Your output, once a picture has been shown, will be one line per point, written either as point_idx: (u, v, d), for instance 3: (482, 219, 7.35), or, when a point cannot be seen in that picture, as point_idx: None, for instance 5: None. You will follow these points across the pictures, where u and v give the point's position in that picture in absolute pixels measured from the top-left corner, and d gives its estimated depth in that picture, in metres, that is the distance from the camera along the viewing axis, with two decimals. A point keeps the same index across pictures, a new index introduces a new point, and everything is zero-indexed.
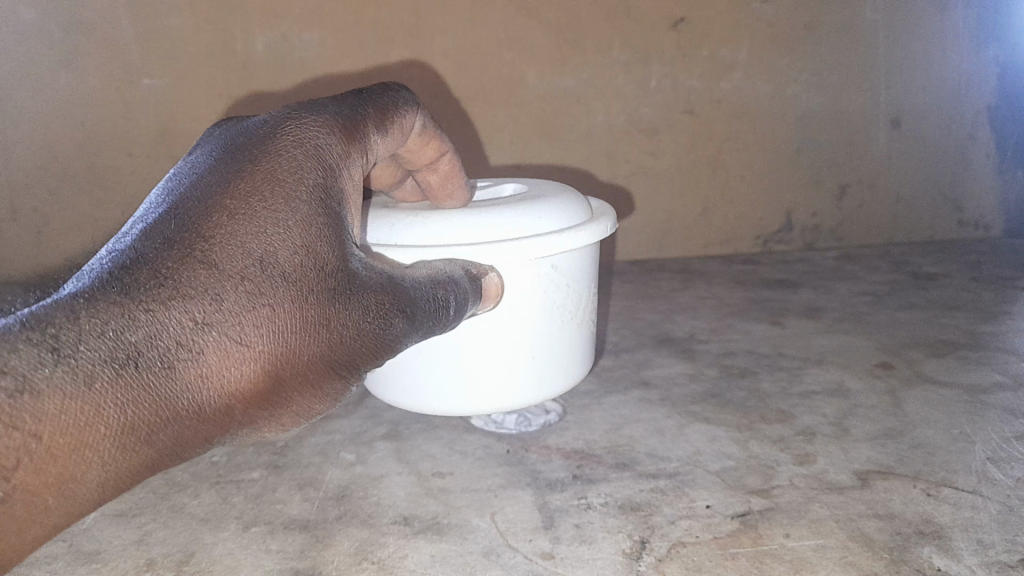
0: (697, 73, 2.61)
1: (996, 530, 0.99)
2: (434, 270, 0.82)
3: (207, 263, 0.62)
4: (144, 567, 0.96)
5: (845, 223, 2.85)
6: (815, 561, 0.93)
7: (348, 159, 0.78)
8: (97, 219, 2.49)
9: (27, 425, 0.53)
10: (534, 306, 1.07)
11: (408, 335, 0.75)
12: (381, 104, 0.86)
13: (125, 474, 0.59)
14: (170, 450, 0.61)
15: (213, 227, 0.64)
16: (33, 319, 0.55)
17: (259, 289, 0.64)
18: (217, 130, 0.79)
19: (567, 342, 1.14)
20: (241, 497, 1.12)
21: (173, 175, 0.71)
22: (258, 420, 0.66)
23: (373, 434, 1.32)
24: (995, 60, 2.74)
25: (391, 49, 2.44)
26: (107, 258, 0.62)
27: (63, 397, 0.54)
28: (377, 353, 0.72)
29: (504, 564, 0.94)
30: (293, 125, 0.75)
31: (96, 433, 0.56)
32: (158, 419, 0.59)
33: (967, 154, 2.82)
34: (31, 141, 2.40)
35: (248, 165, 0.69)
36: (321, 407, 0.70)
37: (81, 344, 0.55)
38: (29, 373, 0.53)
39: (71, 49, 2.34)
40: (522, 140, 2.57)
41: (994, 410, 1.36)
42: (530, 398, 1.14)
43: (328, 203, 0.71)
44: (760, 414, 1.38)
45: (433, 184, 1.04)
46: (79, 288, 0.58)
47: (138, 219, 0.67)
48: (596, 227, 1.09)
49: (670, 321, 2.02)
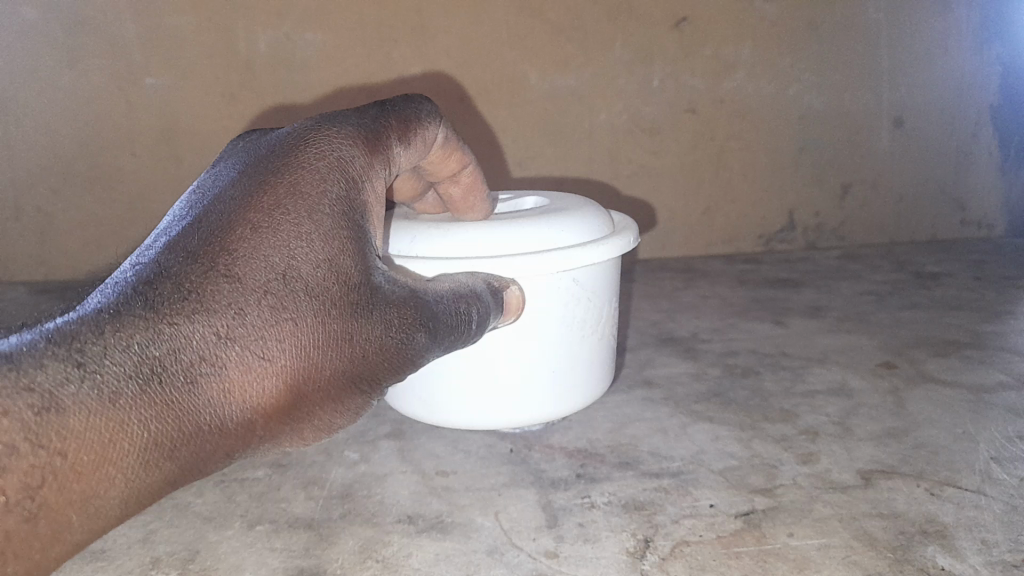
0: (700, 73, 2.62)
1: (1000, 530, 0.99)
2: (457, 283, 0.83)
3: (230, 277, 0.63)
4: (149, 565, 0.96)
5: (848, 222, 2.85)
6: (819, 560, 0.93)
7: (372, 170, 0.78)
8: (99, 219, 2.50)
9: (52, 443, 0.53)
10: (550, 320, 1.07)
11: (430, 349, 0.75)
12: (404, 115, 0.86)
13: (148, 491, 0.59)
14: (193, 465, 0.61)
15: (237, 240, 0.65)
16: (59, 334, 0.56)
17: (282, 303, 0.64)
18: (241, 147, 0.80)
19: (585, 358, 1.14)
20: (245, 495, 1.12)
21: (198, 190, 0.72)
22: (280, 434, 0.66)
23: (377, 432, 1.32)
24: (998, 59, 2.75)
25: (394, 48, 2.44)
26: (131, 274, 0.62)
27: (87, 413, 0.54)
28: (399, 367, 0.72)
29: (508, 562, 0.94)
30: (316, 136, 0.76)
31: (120, 449, 0.56)
32: (182, 434, 0.59)
33: (969, 153, 2.82)
34: (34, 140, 2.41)
35: (271, 178, 0.70)
36: (342, 422, 0.70)
37: (106, 359, 0.56)
38: (54, 389, 0.54)
39: (73, 49, 2.35)
40: (523, 140, 2.57)
41: (997, 410, 1.36)
42: (547, 412, 1.14)
43: (352, 217, 0.72)
44: (763, 413, 1.38)
45: (455, 196, 1.04)
46: (104, 304, 0.59)
47: (162, 236, 0.67)
48: (619, 242, 1.09)
49: (673, 320, 2.02)
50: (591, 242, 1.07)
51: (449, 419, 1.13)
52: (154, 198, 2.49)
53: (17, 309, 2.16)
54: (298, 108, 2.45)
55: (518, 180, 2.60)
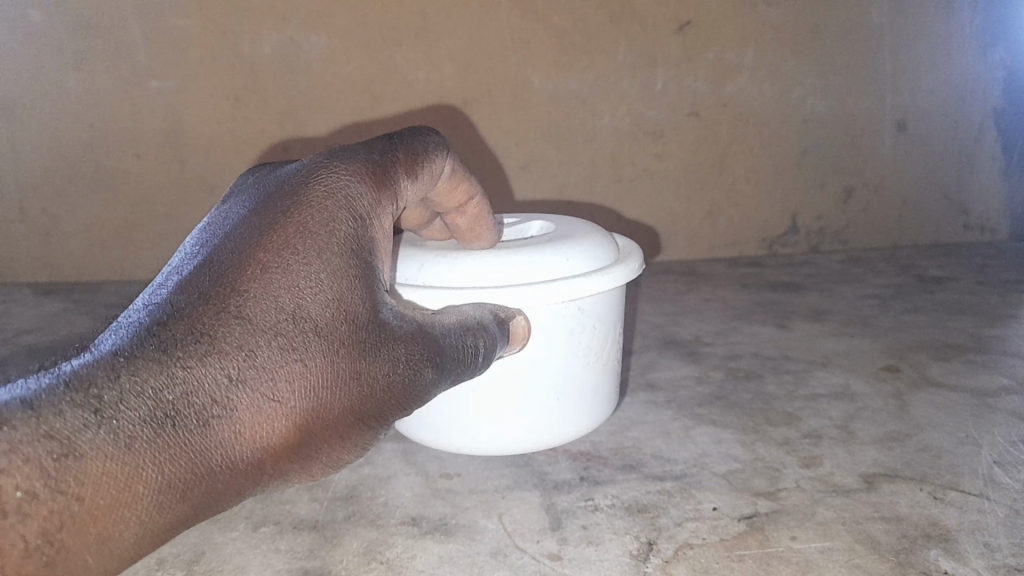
0: (703, 77, 2.62)
1: (1002, 533, 0.99)
2: (463, 315, 0.84)
3: (241, 319, 0.63)
4: (154, 566, 0.96)
5: (850, 226, 2.84)
6: (822, 563, 0.93)
7: (379, 206, 0.78)
8: (103, 220, 2.51)
9: (70, 488, 0.53)
10: (556, 345, 1.07)
11: (437, 385, 0.75)
12: (411, 147, 0.86)
13: (162, 533, 0.58)
14: (205, 505, 0.61)
15: (247, 282, 0.65)
16: (75, 380, 0.56)
17: (292, 344, 0.64)
18: (250, 183, 0.80)
19: (589, 383, 1.14)
20: (250, 497, 1.11)
21: (208, 229, 0.72)
22: (290, 472, 0.66)
23: (380, 435, 1.30)
24: (1002, 63, 2.75)
25: (397, 51, 2.45)
26: (143, 315, 0.62)
27: (104, 457, 0.54)
28: (406, 404, 0.72)
29: (511, 564, 0.95)
30: (325, 172, 0.76)
31: (135, 492, 0.56)
32: (195, 477, 0.59)
33: (973, 157, 2.82)
34: (40, 141, 2.42)
35: (279, 217, 0.70)
36: (350, 457, 0.70)
37: (121, 405, 0.56)
38: (72, 435, 0.53)
39: (80, 52, 2.36)
40: (527, 142, 2.58)
41: (1000, 414, 1.37)
42: (553, 438, 1.14)
43: (361, 255, 0.72)
44: (767, 416, 1.38)
45: (461, 225, 1.03)
46: (117, 348, 0.59)
47: (173, 275, 0.67)
48: (624, 269, 1.09)
49: (675, 323, 2.03)
50: (597, 269, 1.08)
51: (454, 443, 1.13)
52: (158, 200, 2.50)
53: (23, 310, 2.17)
54: (303, 110, 2.46)
55: (521, 183, 2.61)
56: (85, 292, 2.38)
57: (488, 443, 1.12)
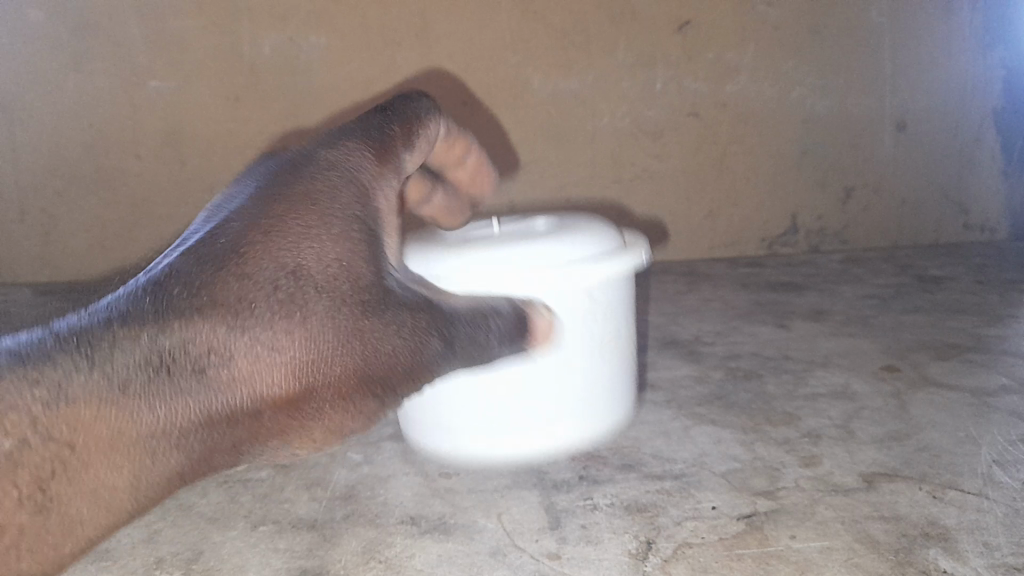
0: (702, 78, 2.62)
1: (1002, 533, 0.99)
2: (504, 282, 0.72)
3: (234, 268, 0.60)
4: (152, 565, 0.96)
5: (851, 226, 2.84)
6: (821, 562, 0.93)
7: (391, 172, 0.73)
8: (102, 220, 2.51)
9: (60, 434, 0.57)
10: (569, 334, 1.03)
11: (474, 352, 0.64)
12: (412, 115, 0.81)
13: (162, 481, 0.59)
14: (204, 459, 0.59)
15: (244, 237, 0.62)
16: (71, 334, 0.59)
17: (290, 297, 0.60)
18: (270, 155, 0.77)
19: (607, 376, 1.09)
20: (249, 496, 1.11)
21: (221, 194, 0.71)
22: (293, 441, 0.60)
23: (380, 434, 1.30)
24: (1002, 62, 2.74)
25: (397, 51, 2.45)
26: (142, 272, 0.63)
27: (88, 400, 0.57)
28: (418, 379, 0.63)
29: (511, 564, 0.95)
30: (333, 143, 0.73)
31: (124, 440, 0.58)
32: (190, 426, 0.58)
33: (973, 156, 2.81)
34: (40, 142, 2.43)
35: (281, 180, 0.68)
36: (359, 431, 0.62)
37: (108, 353, 0.58)
38: (63, 380, 0.57)
39: (80, 52, 2.37)
40: (526, 142, 2.58)
41: (1001, 413, 1.36)
42: (572, 437, 1.08)
43: (364, 214, 0.67)
44: (766, 416, 1.38)
45: (464, 181, 1.03)
46: (113, 304, 0.59)
47: (181, 236, 0.66)
48: (626, 254, 1.06)
49: (675, 323, 2.02)
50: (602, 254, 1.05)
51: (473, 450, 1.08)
52: (158, 201, 2.50)
53: (22, 310, 2.16)
54: (303, 110, 2.46)
55: (521, 184, 2.61)
56: (85, 291, 2.38)
57: (506, 445, 1.07)
